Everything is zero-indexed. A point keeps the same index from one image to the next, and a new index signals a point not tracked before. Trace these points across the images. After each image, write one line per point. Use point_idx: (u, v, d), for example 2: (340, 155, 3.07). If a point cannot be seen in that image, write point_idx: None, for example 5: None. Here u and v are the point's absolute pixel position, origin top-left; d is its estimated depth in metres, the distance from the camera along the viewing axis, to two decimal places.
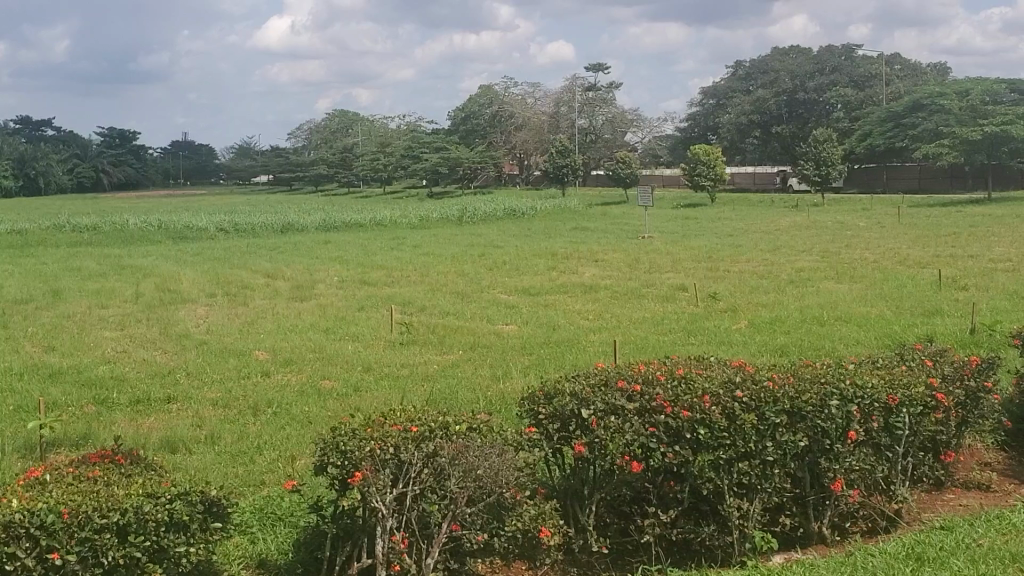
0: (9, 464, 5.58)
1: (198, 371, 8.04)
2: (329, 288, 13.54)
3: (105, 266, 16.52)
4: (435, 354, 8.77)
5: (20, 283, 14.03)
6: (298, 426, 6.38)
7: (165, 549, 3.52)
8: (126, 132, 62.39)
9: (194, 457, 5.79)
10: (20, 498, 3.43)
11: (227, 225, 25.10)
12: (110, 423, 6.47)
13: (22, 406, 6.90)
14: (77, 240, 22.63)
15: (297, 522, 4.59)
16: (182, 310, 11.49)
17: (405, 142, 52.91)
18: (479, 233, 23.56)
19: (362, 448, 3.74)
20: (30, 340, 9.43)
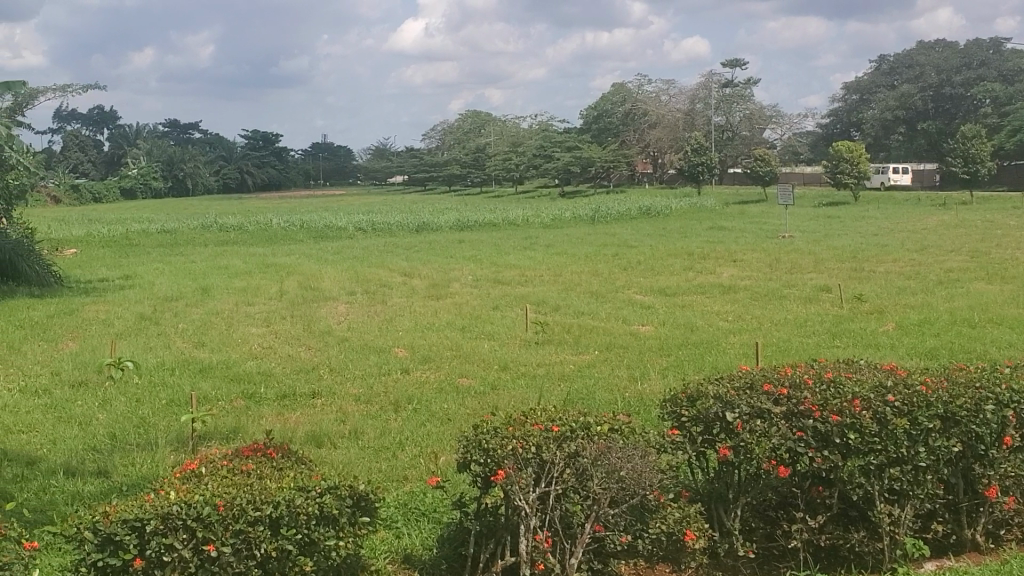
0: (164, 457, 5.77)
1: (340, 368, 8.19)
2: (464, 286, 13.66)
3: (248, 264, 16.98)
4: (571, 353, 8.76)
5: (170, 280, 14.51)
6: (438, 423, 6.44)
7: (316, 542, 3.59)
8: (268, 134, 63.97)
9: (338, 452, 5.89)
10: (177, 491, 3.57)
11: (365, 224, 25.51)
12: (258, 418, 6.63)
13: (174, 400, 7.13)
14: (221, 239, 23.32)
15: (441, 518, 4.63)
16: (323, 307, 11.73)
17: (538, 142, 53.06)
18: (613, 232, 23.42)
19: (503, 447, 3.77)
20: (181, 336, 9.74)
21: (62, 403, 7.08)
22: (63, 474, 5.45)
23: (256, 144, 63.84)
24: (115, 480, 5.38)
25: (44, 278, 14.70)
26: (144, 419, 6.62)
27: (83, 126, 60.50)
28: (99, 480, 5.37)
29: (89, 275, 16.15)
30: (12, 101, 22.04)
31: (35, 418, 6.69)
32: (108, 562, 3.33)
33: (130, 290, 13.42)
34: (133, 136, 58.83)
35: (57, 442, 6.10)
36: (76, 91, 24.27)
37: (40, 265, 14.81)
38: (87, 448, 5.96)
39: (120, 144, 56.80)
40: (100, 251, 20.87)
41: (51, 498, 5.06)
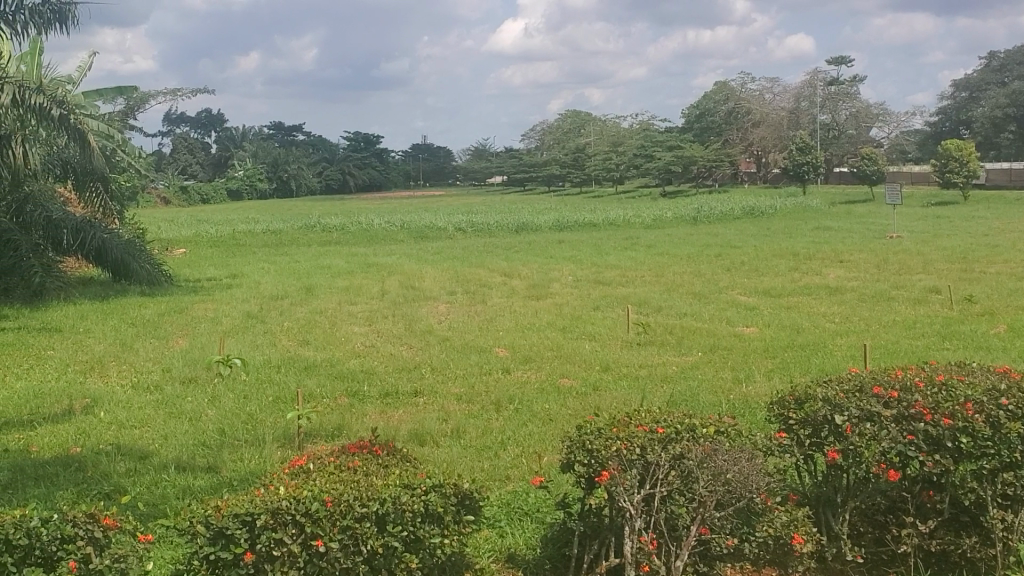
0: (271, 453, 5.86)
1: (442, 367, 8.24)
2: (564, 286, 13.66)
3: (350, 263, 17.23)
4: (673, 355, 8.70)
5: (275, 280, 14.78)
6: (540, 423, 6.44)
7: (421, 540, 3.61)
8: (370, 135, 64.70)
9: (441, 451, 5.92)
10: (286, 487, 3.65)
11: (465, 225, 25.66)
12: (361, 415, 6.71)
13: (280, 398, 7.25)
14: (325, 239, 23.70)
15: (543, 518, 4.64)
16: (424, 307, 11.84)
17: (639, 141, 52.85)
18: (716, 233, 23.22)
19: (608, 448, 3.76)
20: (286, 334, 9.91)
21: (173, 400, 7.25)
22: (175, 469, 5.58)
23: (358, 145, 64.63)
24: (224, 475, 5.49)
25: (155, 277, 15.11)
26: (251, 415, 6.75)
27: (191, 129, 61.88)
28: (208, 475, 5.48)
29: (198, 274, 16.53)
30: (124, 104, 22.64)
31: (148, 413, 6.86)
32: (219, 557, 3.39)
33: (238, 289, 13.69)
34: (239, 139, 60.06)
35: (169, 437, 6.25)
36: (185, 94, 24.81)
37: (150, 264, 15.19)
38: (197, 444, 6.09)
39: (226, 147, 57.99)
40: (208, 250, 21.34)
41: (164, 492, 5.18)
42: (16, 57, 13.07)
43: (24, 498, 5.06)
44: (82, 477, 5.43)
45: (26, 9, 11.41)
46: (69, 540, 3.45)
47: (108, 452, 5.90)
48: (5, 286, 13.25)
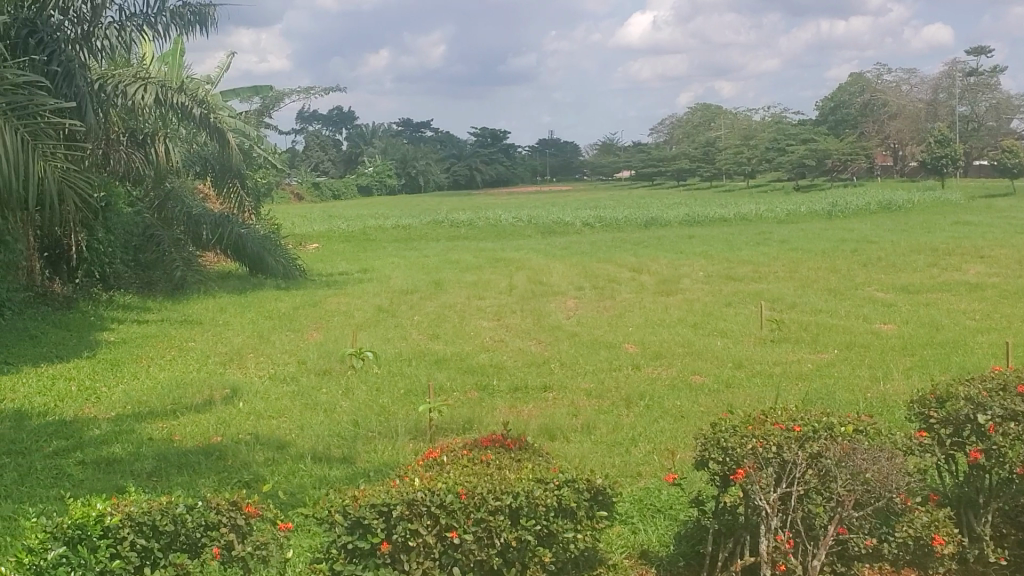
0: (403, 445, 5.95)
1: (572, 362, 8.25)
2: (695, 282, 13.56)
3: (480, 258, 17.38)
4: (807, 352, 8.55)
5: (406, 275, 14.98)
6: (672, 420, 6.40)
7: (554, 534, 3.62)
8: (497, 130, 65.02)
9: (572, 446, 5.92)
10: (420, 479, 3.70)
11: (593, 219, 25.66)
12: (492, 409, 6.76)
13: (412, 390, 7.35)
14: (455, 234, 23.94)
15: (676, 515, 4.62)
16: (553, 302, 11.87)
17: (770, 135, 52.07)
18: (851, 227, 22.76)
19: (743, 446, 3.73)
20: (416, 328, 10.05)
21: (308, 391, 7.42)
22: (311, 459, 5.70)
23: (486, 141, 65.02)
24: (358, 466, 5.59)
25: (291, 271, 15.56)
26: (383, 408, 6.86)
27: (323, 126, 62.92)
28: (343, 466, 5.59)
29: (331, 268, 16.88)
30: (259, 102, 23.13)
31: (284, 404, 7.03)
32: (356, 546, 3.45)
33: (370, 284, 13.91)
34: (369, 135, 61.02)
35: (304, 428, 6.40)
36: (318, 90, 25.22)
37: (286, 258, 15.63)
38: (332, 435, 6.22)
39: (356, 143, 58.85)
40: (340, 245, 21.68)
41: (300, 481, 5.29)
42: (158, 58, 13.48)
43: (169, 485, 5.23)
44: (223, 466, 5.59)
45: (167, 10, 11.73)
46: (212, 527, 3.58)
47: (247, 442, 6.06)
48: (149, 280, 13.83)
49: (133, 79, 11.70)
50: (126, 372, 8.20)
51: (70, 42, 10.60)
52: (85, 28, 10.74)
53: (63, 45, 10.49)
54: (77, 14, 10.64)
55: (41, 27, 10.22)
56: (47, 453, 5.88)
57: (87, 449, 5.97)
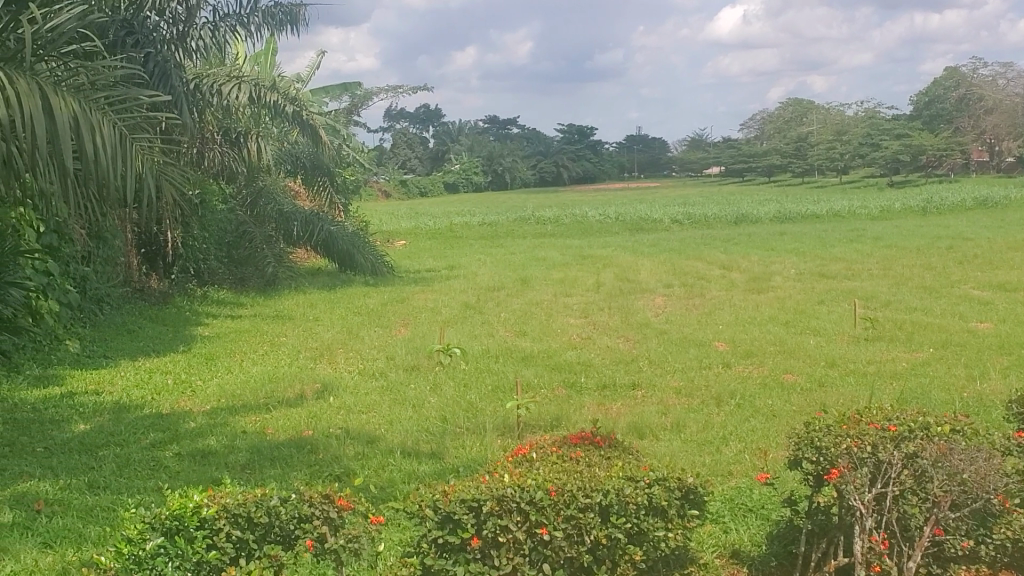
0: (491, 441, 5.96)
1: (660, 360, 8.20)
2: (787, 279, 13.38)
3: (567, 255, 17.37)
4: (901, 351, 8.38)
5: (493, 272, 15.02)
6: (763, 419, 6.33)
7: (645, 532, 3.60)
8: (584, 128, 64.90)
9: (661, 444, 5.88)
10: (511, 475, 3.71)
11: (682, 217, 25.47)
12: (580, 407, 6.74)
13: (499, 387, 7.38)
14: (542, 231, 23.95)
15: (768, 515, 4.57)
16: (641, 299, 11.82)
17: (862, 131, 51.20)
18: (947, 224, 22.28)
19: (838, 446, 3.68)
20: (503, 324, 10.08)
21: (397, 386, 7.48)
22: (400, 454, 5.74)
23: (572, 137, 64.94)
24: (447, 461, 5.61)
25: (379, 268, 15.78)
26: (471, 404, 6.90)
27: (411, 124, 63.38)
28: (432, 461, 5.61)
29: (419, 265, 17.00)
30: (349, 101, 23.37)
31: (373, 399, 7.10)
32: (447, 541, 3.46)
33: (457, 280, 13.96)
34: (456, 131, 61.33)
35: (393, 423, 6.45)
36: (406, 89, 25.39)
37: (374, 256, 15.80)
38: (421, 430, 6.26)
39: (444, 141, 59.15)
40: (427, 243, 21.79)
41: (390, 476, 5.33)
42: (250, 58, 13.70)
43: (262, 477, 5.32)
44: (314, 459, 5.66)
45: (260, 11, 11.90)
46: (307, 519, 3.61)
47: (338, 436, 6.13)
48: (241, 276, 14.08)
49: (228, 78, 11.93)
50: (220, 366, 8.36)
51: (167, 42, 10.82)
52: (180, 28, 10.95)
53: (159, 45, 10.72)
54: (173, 15, 10.86)
55: (138, 27, 10.46)
56: (145, 445, 6.02)
57: (182, 441, 6.09)
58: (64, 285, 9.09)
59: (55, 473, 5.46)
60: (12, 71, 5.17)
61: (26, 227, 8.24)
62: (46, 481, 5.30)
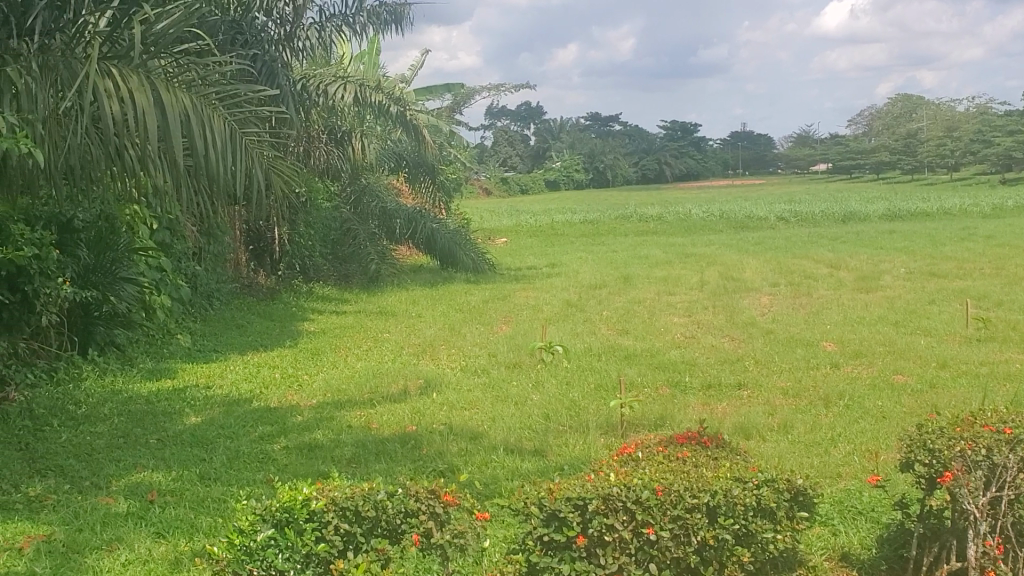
0: (594, 440, 5.94)
1: (767, 360, 8.09)
2: (896, 278, 13.10)
3: (670, 253, 17.23)
4: (1016, 352, 8.15)
5: (594, 270, 14.99)
6: (873, 421, 6.21)
7: (754, 534, 3.54)
8: (686, 125, 64.39)
9: (769, 445, 5.81)
10: (616, 474, 3.69)
11: (788, 215, 25.12)
12: (685, 407, 6.68)
13: (602, 385, 7.35)
14: (644, 229, 23.83)
15: (879, 517, 4.48)
16: (746, 298, 11.69)
17: (974, 126, 49.92)
18: None
19: (951, 448, 3.57)
20: (606, 322, 10.05)
21: (499, 383, 7.50)
22: (503, 450, 5.75)
23: (674, 135, 64.47)
24: (550, 459, 5.61)
25: (480, 265, 15.86)
26: (575, 402, 6.88)
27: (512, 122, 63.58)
28: (535, 459, 5.61)
29: (520, 263, 17.04)
30: (451, 100, 23.53)
31: (476, 396, 7.13)
32: (553, 538, 3.44)
33: (557, 278, 13.97)
34: (557, 128, 61.34)
35: (496, 420, 6.47)
36: (509, 85, 25.47)
37: (475, 254, 15.86)
38: (523, 427, 6.28)
39: (546, 138, 59.22)
40: (528, 240, 21.85)
41: (493, 472, 5.34)
42: (355, 58, 13.88)
43: (368, 471, 5.38)
44: (419, 455, 5.71)
45: (365, 10, 12.05)
46: (412, 514, 3.69)
47: (441, 432, 6.17)
48: (345, 273, 14.31)
49: (334, 78, 12.08)
50: (325, 361, 8.49)
51: (274, 42, 11.03)
52: (287, 28, 11.17)
53: (267, 45, 10.91)
54: (280, 15, 11.08)
55: (248, 28, 10.64)
56: (253, 438, 6.12)
57: (289, 435, 6.18)
58: (177, 280, 9.33)
59: (168, 464, 5.58)
60: (127, 70, 5.32)
61: (139, 224, 8.44)
62: (159, 472, 5.44)
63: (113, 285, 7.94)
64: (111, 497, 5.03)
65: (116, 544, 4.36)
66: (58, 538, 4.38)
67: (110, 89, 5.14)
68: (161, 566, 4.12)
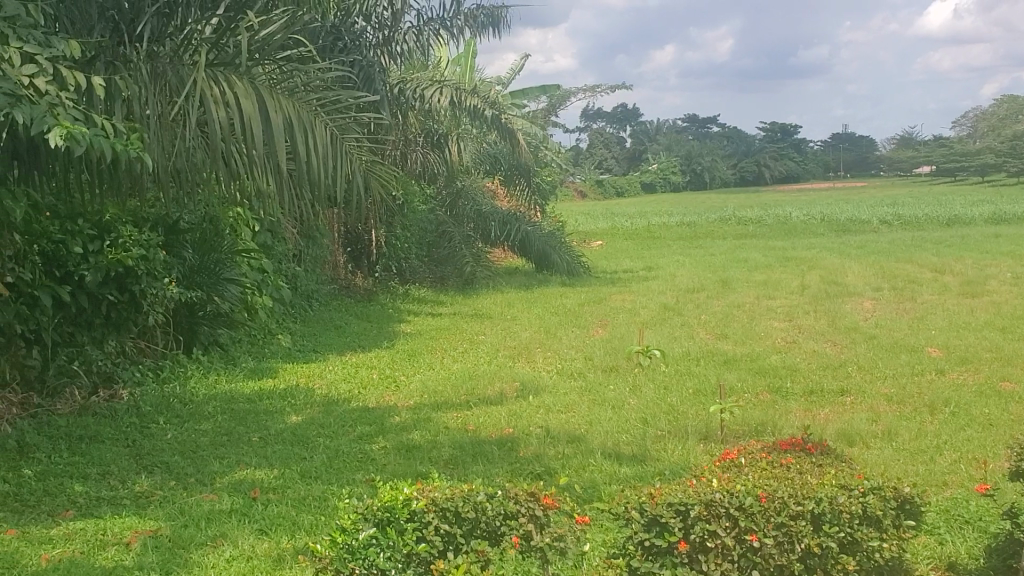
0: (694, 445, 5.89)
1: (870, 366, 7.94)
2: (1003, 283, 12.76)
3: (770, 257, 17.00)
4: None
5: (691, 273, 14.84)
6: (980, 429, 6.05)
7: (859, 542, 3.47)
8: (784, 127, 63.55)
9: (872, 452, 5.69)
10: (718, 480, 3.66)
11: (891, 218, 24.63)
12: (786, 413, 6.58)
13: (701, 390, 7.28)
14: (743, 232, 23.57)
15: (987, 527, 4.36)
16: (848, 303, 11.49)
17: None
18: None
19: None
20: (704, 327, 9.96)
21: (597, 387, 7.48)
22: (601, 454, 5.72)
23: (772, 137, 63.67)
24: (649, 464, 5.57)
25: (575, 268, 15.81)
26: (673, 406, 6.83)
27: (608, 125, 63.39)
28: (633, 464, 5.57)
29: (616, 266, 16.98)
30: (548, 102, 23.53)
31: (573, 399, 7.12)
32: (654, 544, 3.40)
33: (654, 281, 13.86)
34: (653, 131, 60.99)
35: (594, 423, 6.45)
36: (606, 87, 25.40)
37: (571, 256, 15.83)
38: (621, 431, 6.25)
39: (642, 140, 59.02)
40: (624, 243, 21.79)
41: (591, 476, 5.31)
42: (451, 61, 13.97)
43: (466, 473, 5.39)
44: (516, 457, 5.71)
45: (462, 13, 12.13)
46: (511, 516, 3.69)
47: (539, 435, 6.16)
48: (441, 275, 14.37)
49: (430, 82, 12.12)
50: (423, 362, 8.55)
51: (372, 47, 11.13)
52: (386, 33, 11.27)
53: (365, 50, 11.00)
54: (379, 20, 11.17)
55: (347, 32, 10.73)
56: (353, 437, 6.19)
57: (387, 435, 6.24)
58: (277, 281, 9.49)
59: (270, 462, 5.67)
60: (234, 76, 5.42)
61: (242, 226, 8.62)
62: (262, 470, 5.53)
63: (217, 286, 8.17)
64: (216, 494, 5.12)
65: (221, 541, 4.44)
66: (164, 534, 4.48)
67: (216, 95, 5.25)
68: (264, 563, 4.17)
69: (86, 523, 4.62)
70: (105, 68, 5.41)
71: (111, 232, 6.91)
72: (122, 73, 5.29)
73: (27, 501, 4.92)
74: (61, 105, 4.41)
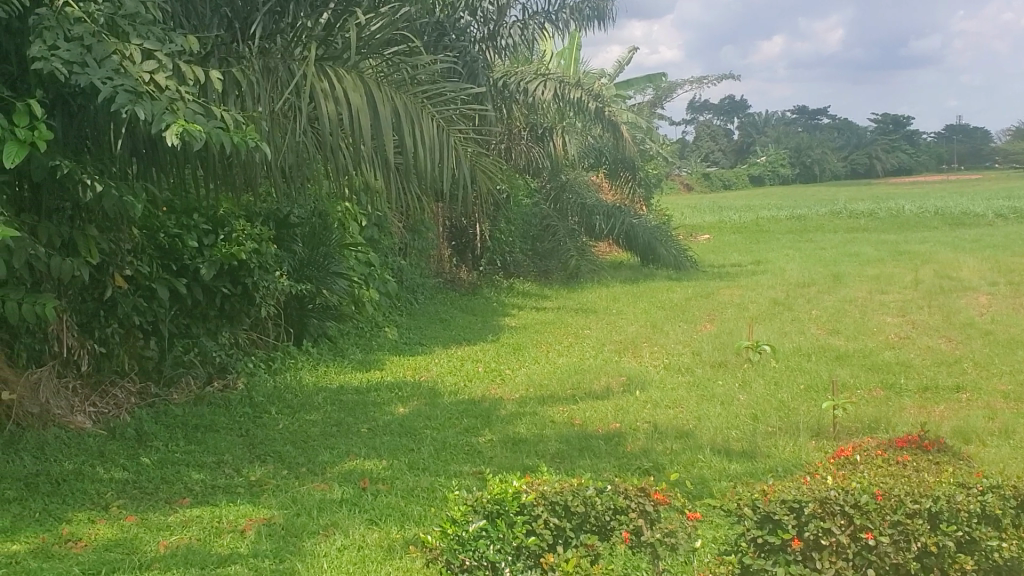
0: (805, 442, 5.80)
1: (987, 362, 7.72)
2: None
3: (882, 251, 16.64)
4: None
5: (800, 267, 14.61)
6: None
7: (977, 541, 3.35)
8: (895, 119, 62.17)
9: (990, 449, 5.54)
10: (833, 477, 3.61)
11: (1008, 211, 23.93)
12: (900, 410, 6.44)
13: (811, 386, 7.16)
14: (854, 225, 23.12)
15: None
16: (964, 298, 11.20)
17: None
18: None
19: None
20: (815, 322, 9.80)
21: (705, 382, 7.40)
22: (710, 450, 5.67)
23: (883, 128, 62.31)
24: (759, 460, 5.50)
25: (681, 262, 15.69)
26: (783, 402, 6.73)
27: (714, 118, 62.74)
28: (743, 460, 5.51)
29: (723, 260, 16.80)
30: (653, 95, 23.39)
31: (680, 394, 7.06)
32: (766, 540, 3.32)
33: (763, 276, 13.68)
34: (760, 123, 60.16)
35: (702, 419, 6.39)
36: (713, 79, 25.18)
37: (676, 250, 15.73)
38: (730, 427, 6.18)
39: (749, 133, 58.32)
40: (732, 237, 21.54)
41: (700, 472, 5.26)
42: (555, 55, 13.98)
43: (574, 466, 5.39)
44: (624, 452, 5.68)
45: (567, 7, 12.16)
46: (622, 510, 3.64)
47: (646, 430, 6.13)
48: (546, 268, 14.40)
49: (535, 76, 12.13)
50: (529, 356, 8.57)
51: (477, 42, 11.15)
52: (491, 27, 11.30)
53: (471, 45, 11.03)
54: (484, 15, 11.19)
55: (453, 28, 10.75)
56: (459, 429, 6.23)
57: (494, 427, 6.27)
58: (384, 275, 9.62)
59: (379, 452, 5.74)
60: (342, 71, 5.51)
61: (350, 221, 8.75)
62: (371, 460, 5.59)
63: (327, 279, 8.30)
64: (326, 483, 5.20)
65: (332, 530, 4.50)
66: (278, 522, 4.56)
67: (326, 89, 5.34)
68: (374, 552, 4.21)
69: (201, 510, 4.74)
70: (219, 63, 5.58)
71: (226, 226, 7.05)
72: (235, 70, 5.43)
73: (146, 488, 5.06)
74: (180, 99, 4.51)
